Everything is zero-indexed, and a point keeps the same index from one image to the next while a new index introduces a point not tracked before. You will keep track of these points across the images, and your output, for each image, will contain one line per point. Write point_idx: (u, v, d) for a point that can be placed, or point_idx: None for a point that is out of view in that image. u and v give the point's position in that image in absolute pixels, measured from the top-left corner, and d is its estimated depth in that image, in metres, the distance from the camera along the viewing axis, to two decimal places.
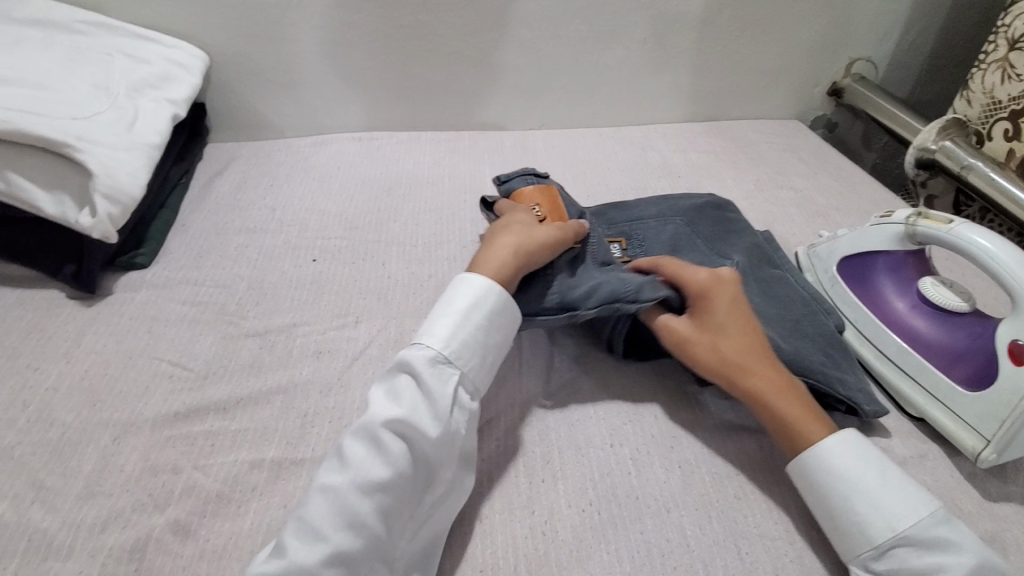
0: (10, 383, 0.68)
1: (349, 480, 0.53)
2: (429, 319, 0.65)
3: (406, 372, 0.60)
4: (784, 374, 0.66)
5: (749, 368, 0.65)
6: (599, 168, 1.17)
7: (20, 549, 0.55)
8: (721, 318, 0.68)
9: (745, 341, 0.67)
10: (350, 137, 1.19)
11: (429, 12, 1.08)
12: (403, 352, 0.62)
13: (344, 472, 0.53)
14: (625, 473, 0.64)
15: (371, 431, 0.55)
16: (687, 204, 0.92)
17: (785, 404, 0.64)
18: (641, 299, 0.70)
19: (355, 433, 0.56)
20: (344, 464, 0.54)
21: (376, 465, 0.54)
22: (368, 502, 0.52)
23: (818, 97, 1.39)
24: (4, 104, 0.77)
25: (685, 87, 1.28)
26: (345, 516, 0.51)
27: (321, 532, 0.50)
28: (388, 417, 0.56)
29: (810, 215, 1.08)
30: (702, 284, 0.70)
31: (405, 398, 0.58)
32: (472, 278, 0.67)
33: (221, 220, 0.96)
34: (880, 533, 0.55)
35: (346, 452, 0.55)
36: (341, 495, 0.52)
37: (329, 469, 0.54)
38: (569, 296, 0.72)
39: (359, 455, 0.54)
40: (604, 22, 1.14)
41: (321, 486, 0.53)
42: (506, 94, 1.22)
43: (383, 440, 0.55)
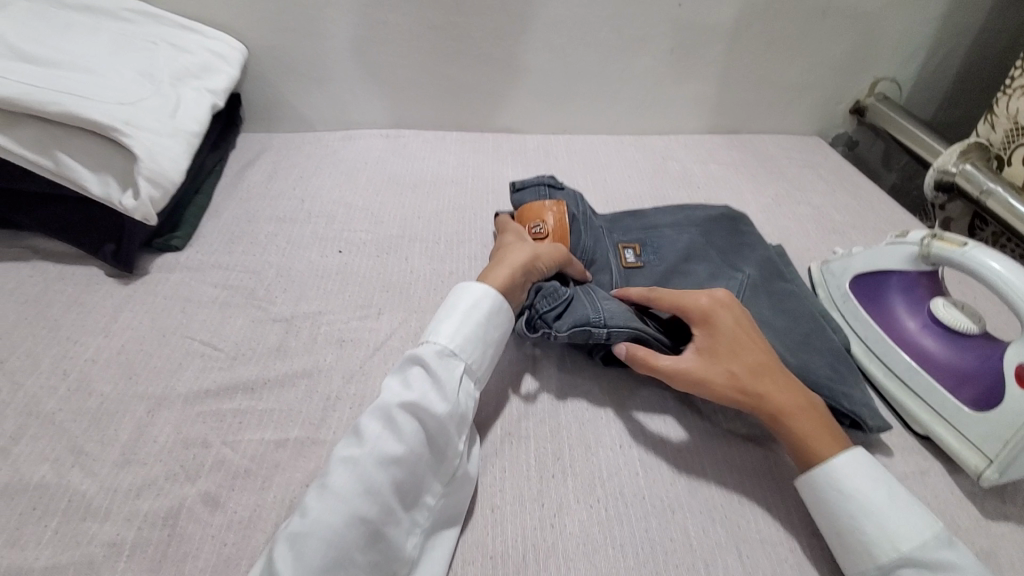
0: (53, 353, 0.72)
1: (367, 454, 0.55)
2: (435, 319, 0.69)
3: (416, 360, 0.63)
4: (802, 394, 0.67)
5: (765, 391, 0.66)
6: (620, 175, 1.19)
7: (61, 509, 0.58)
8: (724, 345, 0.69)
9: (756, 365, 0.68)
10: (378, 133, 1.22)
11: (462, 15, 1.10)
12: (413, 346, 0.65)
13: (361, 447, 0.56)
14: (633, 472, 0.66)
15: (385, 410, 0.59)
16: (702, 215, 0.96)
17: (804, 424, 0.65)
18: (610, 326, 0.71)
19: (369, 414, 0.59)
20: (359, 441, 0.57)
21: (389, 441, 0.57)
22: (384, 474, 0.55)
23: (840, 115, 1.40)
24: (58, 87, 0.80)
25: (708, 99, 1.30)
26: (363, 485, 0.54)
27: (342, 495, 0.52)
28: (400, 399, 0.59)
29: (826, 232, 1.09)
30: (702, 309, 0.72)
31: (416, 382, 0.61)
32: (471, 286, 0.71)
33: (252, 208, 1.00)
34: (885, 554, 0.56)
35: (363, 429, 0.57)
36: (359, 466, 0.55)
37: (346, 446, 0.57)
38: (546, 314, 0.73)
39: (375, 432, 0.57)
40: (632, 32, 1.16)
41: (340, 459, 0.55)
42: (532, 98, 1.24)
43: (398, 416, 0.58)
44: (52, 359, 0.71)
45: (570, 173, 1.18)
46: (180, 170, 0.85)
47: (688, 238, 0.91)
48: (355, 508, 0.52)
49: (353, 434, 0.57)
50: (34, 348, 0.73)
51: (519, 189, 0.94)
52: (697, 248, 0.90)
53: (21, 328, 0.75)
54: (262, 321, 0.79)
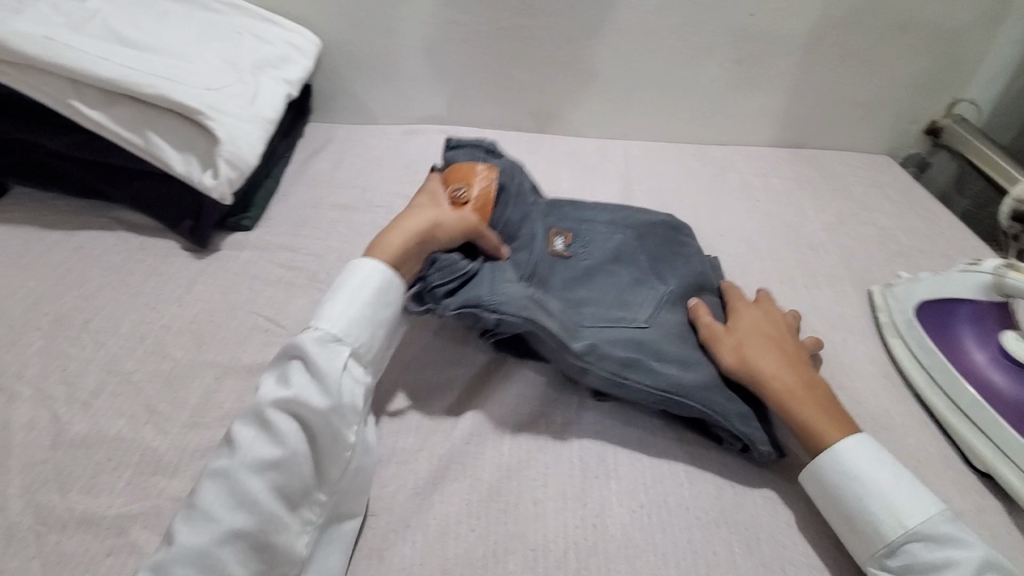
0: (133, 317, 0.77)
1: (235, 460, 0.53)
2: (320, 303, 0.66)
3: (286, 353, 0.61)
4: (806, 380, 0.67)
5: (763, 367, 0.69)
6: (676, 184, 1.18)
7: (134, 462, 0.62)
8: (744, 325, 0.74)
9: (764, 346, 0.71)
10: (438, 130, 1.25)
11: (530, 16, 1.12)
12: (291, 336, 0.62)
13: (235, 452, 0.54)
14: (678, 482, 0.66)
15: (256, 413, 0.56)
16: (643, 219, 0.87)
17: (799, 403, 0.65)
18: (499, 310, 0.66)
19: (247, 417, 0.57)
20: (232, 447, 0.55)
21: (266, 447, 0.54)
22: (260, 481, 0.53)
23: (912, 135, 1.34)
24: (152, 71, 0.86)
25: (773, 111, 1.27)
26: (236, 497, 0.52)
27: (213, 515, 0.51)
28: (274, 397, 0.57)
29: (890, 255, 1.05)
30: (732, 304, 0.78)
31: (295, 379, 0.58)
32: (359, 262, 0.67)
33: (317, 195, 1.04)
34: (892, 532, 0.57)
35: (241, 435, 0.55)
36: (228, 476, 0.53)
37: (219, 455, 0.55)
38: (437, 289, 0.69)
39: (246, 435, 0.55)
40: (700, 40, 1.15)
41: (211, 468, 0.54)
42: (593, 102, 1.25)
43: (274, 421, 0.55)
44: (131, 323, 0.76)
45: (626, 178, 1.18)
46: (256, 155, 0.89)
47: (620, 237, 0.84)
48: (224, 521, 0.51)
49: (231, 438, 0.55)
50: (116, 312, 0.78)
51: (455, 146, 0.85)
52: (626, 249, 0.83)
53: (106, 292, 0.80)
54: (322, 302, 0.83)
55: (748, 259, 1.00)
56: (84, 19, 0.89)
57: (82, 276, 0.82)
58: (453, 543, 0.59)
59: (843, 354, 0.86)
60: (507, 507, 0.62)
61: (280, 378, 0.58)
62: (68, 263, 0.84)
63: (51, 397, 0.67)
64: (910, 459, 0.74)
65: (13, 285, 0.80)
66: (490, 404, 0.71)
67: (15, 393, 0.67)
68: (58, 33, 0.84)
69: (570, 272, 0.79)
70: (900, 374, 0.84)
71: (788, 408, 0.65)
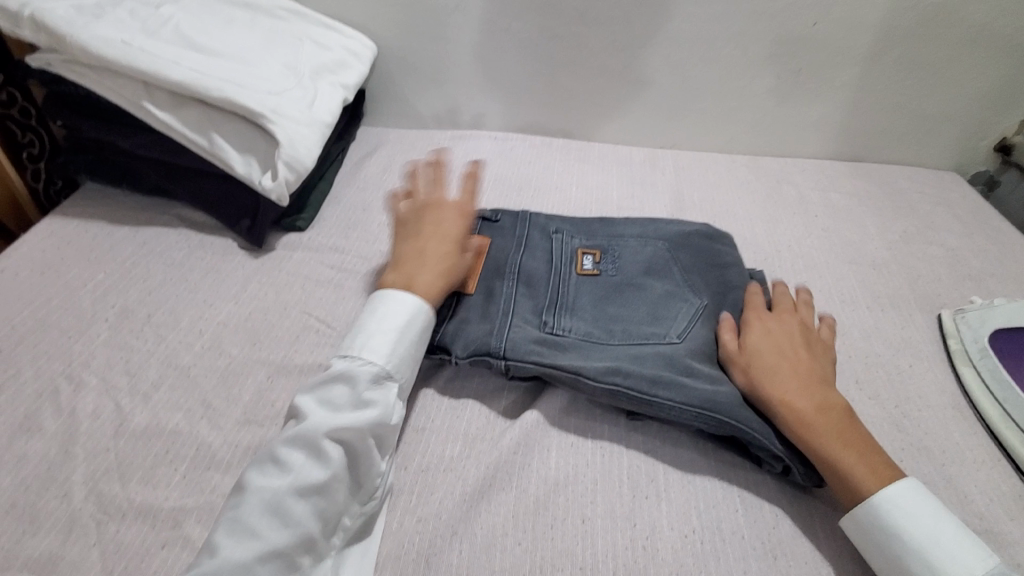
0: (192, 313, 0.80)
1: (277, 479, 0.55)
2: (365, 329, 0.66)
3: (327, 376, 0.62)
4: (832, 412, 0.64)
5: (786, 394, 0.65)
6: (729, 195, 1.14)
7: (190, 455, 0.64)
8: (762, 343, 0.71)
9: (790, 369, 0.68)
10: (486, 136, 1.25)
11: (584, 24, 1.11)
12: (346, 363, 0.63)
13: (273, 471, 0.55)
14: (732, 508, 0.63)
15: (300, 434, 0.57)
16: (673, 230, 0.89)
17: (820, 436, 0.62)
18: (505, 354, 0.71)
19: (284, 437, 0.58)
20: (271, 466, 0.56)
21: (315, 471, 0.56)
22: (305, 503, 0.55)
23: (983, 151, 1.27)
24: (219, 75, 0.88)
25: (833, 123, 1.23)
26: (281, 517, 0.53)
27: (257, 531, 0.52)
28: (332, 426, 0.58)
29: (959, 277, 0.99)
30: (752, 317, 0.75)
31: (344, 410, 0.60)
32: (402, 300, 0.68)
33: (368, 198, 1.05)
34: None
35: (281, 455, 0.56)
36: (269, 494, 0.54)
37: (265, 473, 0.56)
38: (445, 337, 0.75)
39: (287, 454, 0.56)
40: (758, 49, 1.12)
41: (248, 486, 0.55)
42: (644, 111, 1.23)
43: (321, 444, 0.57)
44: (189, 319, 0.79)
45: (676, 189, 1.15)
46: (313, 158, 0.91)
47: (651, 251, 0.86)
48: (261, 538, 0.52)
49: (267, 457, 0.57)
50: (176, 307, 0.80)
51: None
52: (658, 263, 0.85)
53: (167, 288, 0.83)
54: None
55: (805, 277, 0.96)
56: (157, 25, 0.92)
57: (145, 271, 0.85)
58: (499, 556, 0.58)
59: (909, 381, 0.81)
60: (554, 522, 0.61)
61: (332, 401, 0.60)
62: (132, 258, 0.87)
63: (114, 388, 0.70)
64: (982, 497, 0.69)
65: (82, 277, 0.83)
66: (537, 415, 0.70)
67: (81, 382, 0.70)
68: (133, 38, 0.87)
69: (598, 289, 0.81)
70: (969, 403, 0.79)
71: (800, 433, 0.63)
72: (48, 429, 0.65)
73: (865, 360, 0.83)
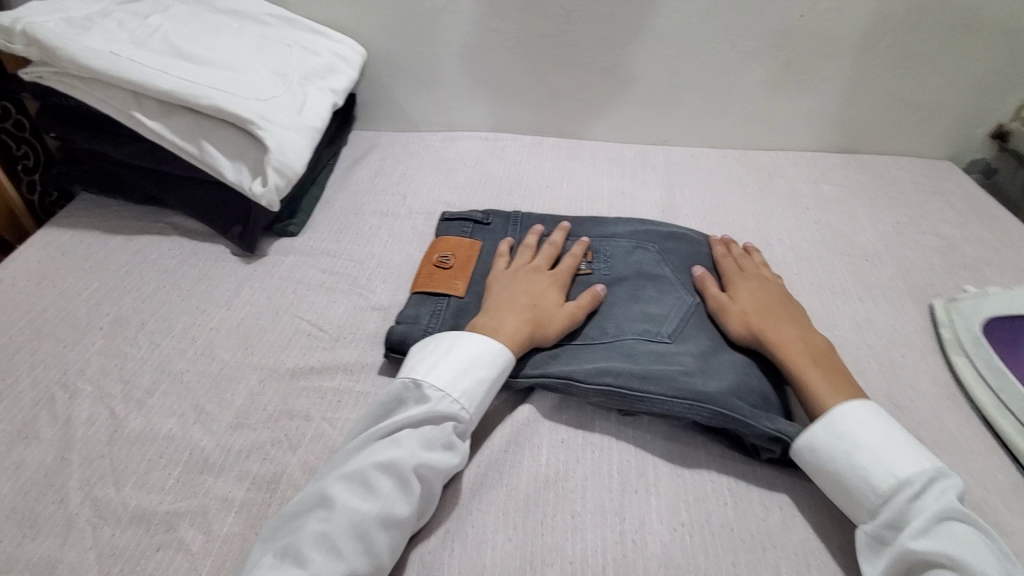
0: (185, 319, 0.80)
1: (358, 501, 0.56)
2: (444, 362, 0.66)
3: (420, 406, 0.63)
4: (811, 341, 0.71)
5: (774, 329, 0.72)
6: (720, 190, 1.14)
7: (183, 460, 0.65)
8: (748, 292, 0.78)
9: (773, 310, 0.75)
10: (477, 137, 1.26)
11: (571, 23, 1.11)
12: (430, 395, 0.63)
13: (350, 489, 0.56)
14: (722, 501, 0.63)
15: (388, 459, 0.58)
16: (663, 230, 0.91)
17: (807, 359, 0.68)
18: None
19: (367, 456, 0.59)
20: (352, 483, 0.57)
21: (400, 502, 0.56)
22: (385, 531, 0.55)
23: (977, 139, 1.27)
24: (207, 83, 0.89)
25: (824, 115, 1.22)
26: (363, 542, 0.54)
27: (339, 551, 0.53)
28: (419, 460, 0.58)
29: (953, 266, 0.99)
30: (732, 271, 0.83)
31: (425, 445, 0.60)
32: (486, 350, 0.68)
33: (360, 201, 1.06)
34: (870, 498, 0.58)
35: (369, 479, 0.57)
36: (348, 512, 0.55)
37: (350, 495, 0.56)
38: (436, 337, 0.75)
39: (369, 476, 0.57)
40: (746, 43, 1.12)
41: (329, 499, 0.56)
42: (634, 107, 1.23)
43: (409, 477, 0.57)
44: (182, 326, 0.79)
45: (667, 185, 1.15)
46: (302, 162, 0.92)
47: (641, 251, 0.88)
48: (333, 558, 0.52)
49: (348, 473, 0.57)
50: (170, 314, 0.81)
51: (446, 220, 0.96)
52: (648, 263, 0.86)
53: (161, 296, 0.84)
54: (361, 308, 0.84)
55: (795, 270, 0.96)
56: (146, 35, 0.93)
57: (139, 279, 0.86)
58: (490, 552, 0.58)
59: (900, 371, 0.81)
60: (544, 519, 0.61)
61: (423, 436, 0.61)
62: (127, 267, 0.88)
63: (109, 395, 0.71)
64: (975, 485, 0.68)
65: (78, 287, 0.84)
66: (527, 413, 0.70)
67: (77, 390, 0.71)
68: (123, 49, 0.88)
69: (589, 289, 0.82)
70: (963, 393, 0.79)
71: (795, 367, 0.67)
72: (44, 437, 0.66)
73: (856, 351, 0.83)
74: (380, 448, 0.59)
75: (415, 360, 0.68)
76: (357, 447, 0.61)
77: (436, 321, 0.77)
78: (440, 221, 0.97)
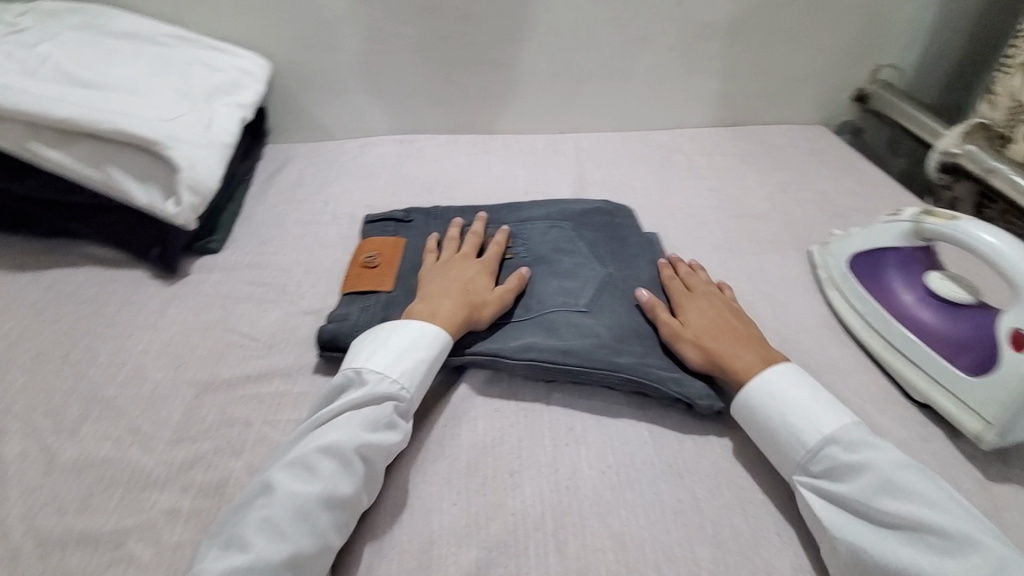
0: (109, 346, 0.80)
1: (300, 485, 0.58)
2: (382, 349, 0.70)
3: (360, 391, 0.66)
4: (752, 348, 0.74)
5: (715, 339, 0.75)
6: (626, 169, 1.23)
7: (125, 480, 0.65)
8: (693, 308, 0.80)
9: (716, 321, 0.77)
10: (393, 140, 1.29)
11: (470, 24, 1.17)
12: (370, 381, 0.67)
13: (294, 475, 0.59)
14: (642, 441, 0.71)
15: (328, 443, 0.61)
16: (575, 210, 0.99)
17: (745, 363, 0.72)
18: None
19: (307, 443, 0.62)
20: (296, 469, 0.60)
21: (342, 482, 0.59)
22: (328, 511, 0.58)
23: (843, 103, 1.43)
24: (106, 107, 0.88)
25: (711, 93, 1.35)
26: (308, 522, 0.56)
27: (284, 532, 0.55)
28: (361, 440, 0.62)
29: (829, 216, 1.12)
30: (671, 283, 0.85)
31: (366, 427, 0.63)
32: (422, 334, 0.72)
33: (281, 212, 1.07)
34: (811, 437, 0.64)
35: (311, 463, 0.60)
36: (292, 496, 0.57)
37: (294, 479, 0.59)
38: None
39: (310, 462, 0.60)
40: (633, 32, 1.22)
41: (273, 485, 0.58)
42: (540, 99, 1.30)
43: (350, 457, 0.60)
44: (108, 353, 0.79)
45: (578, 169, 1.23)
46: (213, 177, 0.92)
47: (556, 232, 0.95)
48: (280, 539, 0.55)
49: (291, 459, 0.60)
50: (93, 343, 0.80)
51: (370, 222, 1.00)
52: (563, 241, 0.93)
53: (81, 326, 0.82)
54: (293, 314, 0.86)
55: (696, 234, 1.06)
56: (35, 64, 0.91)
57: (56, 313, 0.84)
58: (438, 517, 0.63)
59: (788, 311, 0.92)
60: (485, 480, 0.66)
61: (363, 419, 0.64)
62: (40, 302, 0.86)
63: (37, 429, 0.70)
64: (854, 398, 0.79)
65: None
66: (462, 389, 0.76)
67: (0, 430, 0.69)
68: (11, 79, 0.86)
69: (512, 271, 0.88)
70: (840, 321, 0.91)
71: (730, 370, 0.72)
72: None
73: (751, 298, 0.93)
74: (322, 434, 0.63)
75: (359, 349, 0.72)
76: (301, 436, 0.64)
77: (366, 317, 0.80)
78: (364, 224, 1.00)
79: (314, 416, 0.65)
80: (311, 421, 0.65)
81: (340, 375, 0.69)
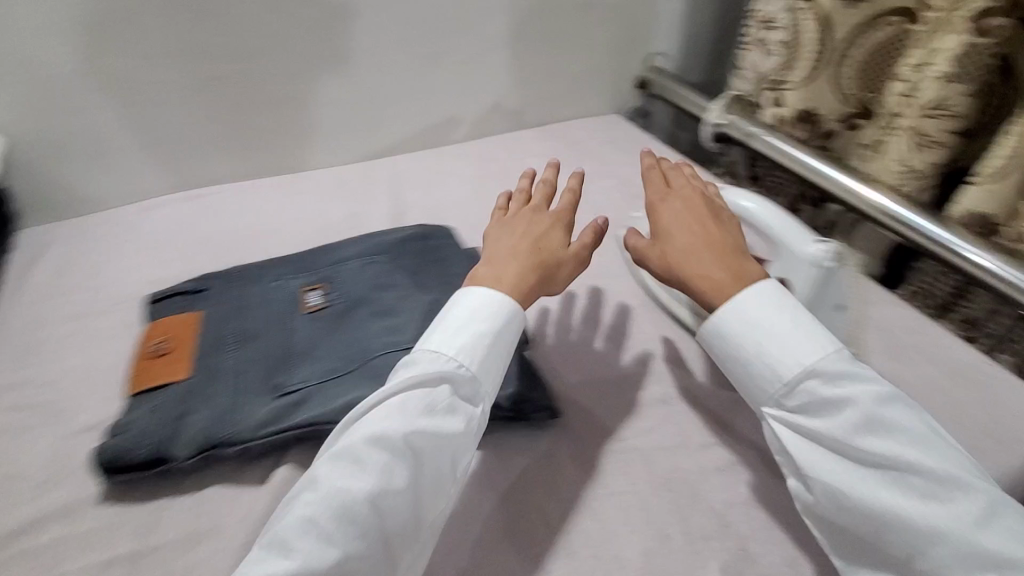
0: None
1: (372, 479, 0.53)
2: (440, 327, 0.63)
3: (416, 371, 0.59)
4: (718, 260, 0.67)
5: (688, 256, 0.68)
6: (443, 185, 1.22)
7: None
8: (669, 218, 0.73)
9: (690, 229, 0.71)
10: (180, 196, 1.15)
11: (239, 64, 1.08)
12: (428, 367, 0.59)
13: (362, 483, 0.52)
14: (486, 471, 0.70)
15: (413, 423, 0.56)
16: (391, 240, 0.93)
17: (718, 277, 0.66)
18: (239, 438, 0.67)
19: (386, 428, 0.55)
20: (365, 458, 0.54)
21: (360, 479, 0.53)
22: (332, 523, 0.50)
23: (630, 91, 1.55)
24: None
25: (511, 99, 1.38)
26: (303, 525, 0.50)
27: (288, 546, 0.49)
28: (407, 429, 0.55)
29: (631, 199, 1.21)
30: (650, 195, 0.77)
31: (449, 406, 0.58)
32: (480, 303, 0.64)
33: (41, 312, 0.89)
34: (790, 371, 0.60)
35: (358, 454, 0.54)
36: (338, 506, 0.51)
37: (333, 464, 0.54)
38: (162, 442, 0.67)
39: (394, 453, 0.54)
40: (419, 52, 1.21)
41: (318, 482, 0.53)
42: (341, 129, 1.24)
43: (395, 443, 0.54)
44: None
45: (394, 193, 1.19)
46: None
47: (373, 269, 0.87)
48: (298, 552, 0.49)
49: (356, 456, 0.54)
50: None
51: (155, 300, 0.87)
52: (382, 277, 0.86)
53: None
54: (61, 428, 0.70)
55: None
56: None
57: None
58: None
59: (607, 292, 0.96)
60: None
61: (448, 410, 0.58)
62: None
63: None
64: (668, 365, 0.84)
65: None
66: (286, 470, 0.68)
67: None
68: None
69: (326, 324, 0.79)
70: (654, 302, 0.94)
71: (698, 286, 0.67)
72: None
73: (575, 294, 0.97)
74: (371, 423, 0.56)
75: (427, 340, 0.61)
76: (367, 426, 0.56)
77: (156, 418, 0.69)
78: (149, 303, 0.87)
79: (398, 399, 0.57)
80: (395, 403, 0.57)
81: (416, 359, 0.61)
